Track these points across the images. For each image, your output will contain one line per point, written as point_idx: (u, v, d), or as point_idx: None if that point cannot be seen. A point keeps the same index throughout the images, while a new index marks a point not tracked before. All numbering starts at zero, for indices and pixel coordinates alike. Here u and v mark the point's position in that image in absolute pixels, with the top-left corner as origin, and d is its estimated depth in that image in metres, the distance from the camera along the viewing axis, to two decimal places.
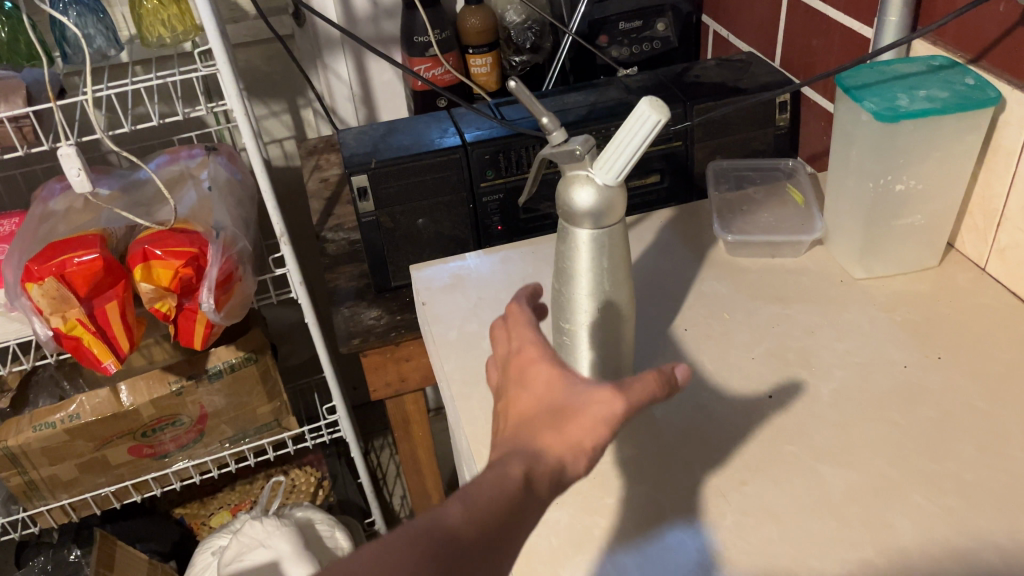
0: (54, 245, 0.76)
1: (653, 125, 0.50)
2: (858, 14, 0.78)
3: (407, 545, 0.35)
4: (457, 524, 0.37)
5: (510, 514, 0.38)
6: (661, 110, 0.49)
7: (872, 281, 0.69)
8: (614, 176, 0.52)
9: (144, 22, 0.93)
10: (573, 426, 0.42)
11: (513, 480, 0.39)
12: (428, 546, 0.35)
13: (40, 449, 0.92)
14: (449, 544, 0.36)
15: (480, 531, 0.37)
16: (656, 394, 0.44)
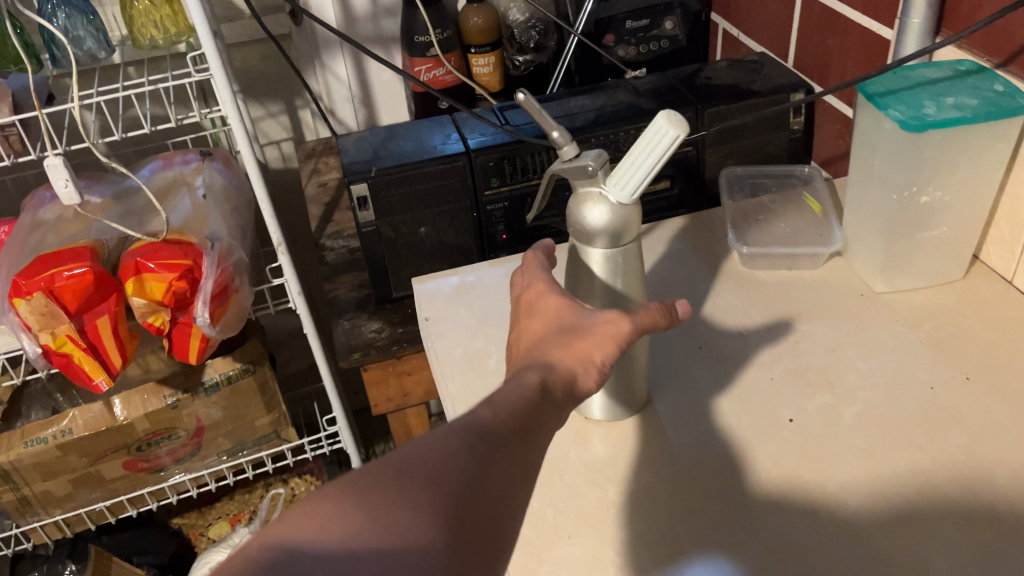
0: (42, 258, 0.73)
1: (671, 141, 0.47)
2: (877, 14, 0.75)
3: (449, 440, 0.37)
4: (488, 423, 0.39)
5: (532, 417, 0.41)
6: (679, 125, 0.47)
7: (893, 296, 0.66)
8: (628, 194, 0.50)
9: (135, 23, 0.90)
10: (584, 343, 0.47)
11: (530, 387, 0.42)
12: (465, 439, 0.37)
13: (32, 465, 0.89)
14: (484, 438, 0.38)
15: (509, 429, 0.39)
16: (659, 323, 0.49)
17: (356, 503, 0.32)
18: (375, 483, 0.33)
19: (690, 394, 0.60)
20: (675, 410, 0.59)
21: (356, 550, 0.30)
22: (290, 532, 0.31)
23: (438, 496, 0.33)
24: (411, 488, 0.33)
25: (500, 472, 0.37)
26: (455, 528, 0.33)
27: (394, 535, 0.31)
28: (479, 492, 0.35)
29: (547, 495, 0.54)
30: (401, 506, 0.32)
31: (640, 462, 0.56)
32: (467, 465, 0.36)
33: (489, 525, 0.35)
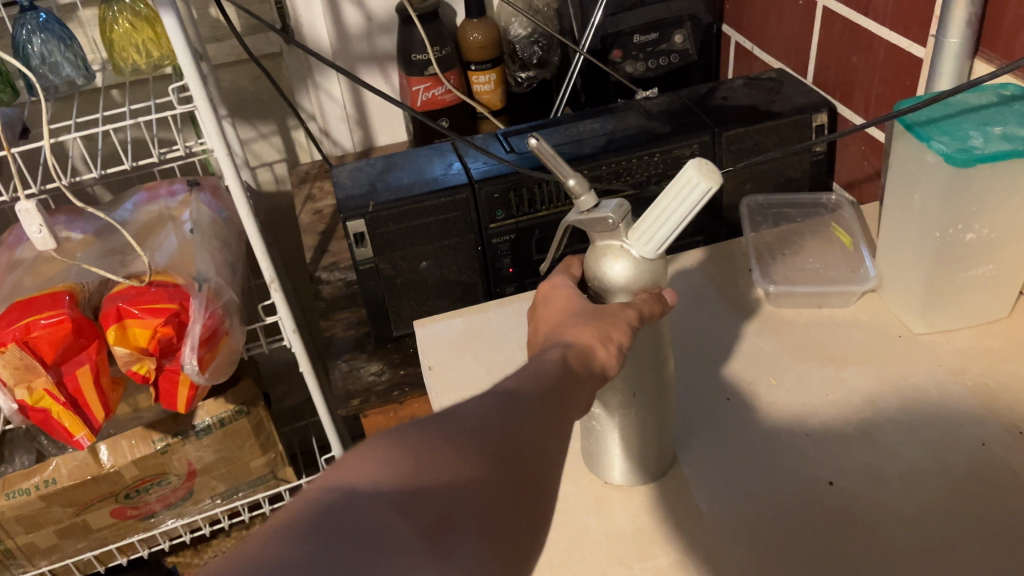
0: (16, 306, 0.68)
1: (703, 194, 0.43)
2: (907, 31, 0.70)
3: (490, 392, 0.35)
4: (527, 376, 0.37)
5: (570, 367, 0.39)
6: (712, 176, 0.42)
7: (933, 337, 0.62)
8: (654, 247, 0.45)
9: (115, 46, 0.85)
10: (600, 321, 0.43)
11: (556, 359, 0.39)
12: (505, 390, 0.36)
13: (15, 517, 0.84)
14: (527, 387, 0.36)
15: (552, 380, 0.37)
16: (658, 311, 0.45)
17: (405, 446, 0.30)
18: (422, 429, 0.32)
19: (717, 454, 0.56)
20: (703, 472, 0.55)
21: (411, 491, 0.29)
22: (341, 475, 0.29)
23: (485, 442, 0.32)
24: (457, 436, 0.32)
25: (547, 421, 0.35)
26: (506, 472, 0.31)
27: (444, 479, 0.30)
28: (527, 439, 0.33)
29: (567, 573, 0.49)
30: (449, 448, 0.31)
31: (668, 532, 0.51)
32: (511, 414, 0.34)
33: (540, 471, 0.33)
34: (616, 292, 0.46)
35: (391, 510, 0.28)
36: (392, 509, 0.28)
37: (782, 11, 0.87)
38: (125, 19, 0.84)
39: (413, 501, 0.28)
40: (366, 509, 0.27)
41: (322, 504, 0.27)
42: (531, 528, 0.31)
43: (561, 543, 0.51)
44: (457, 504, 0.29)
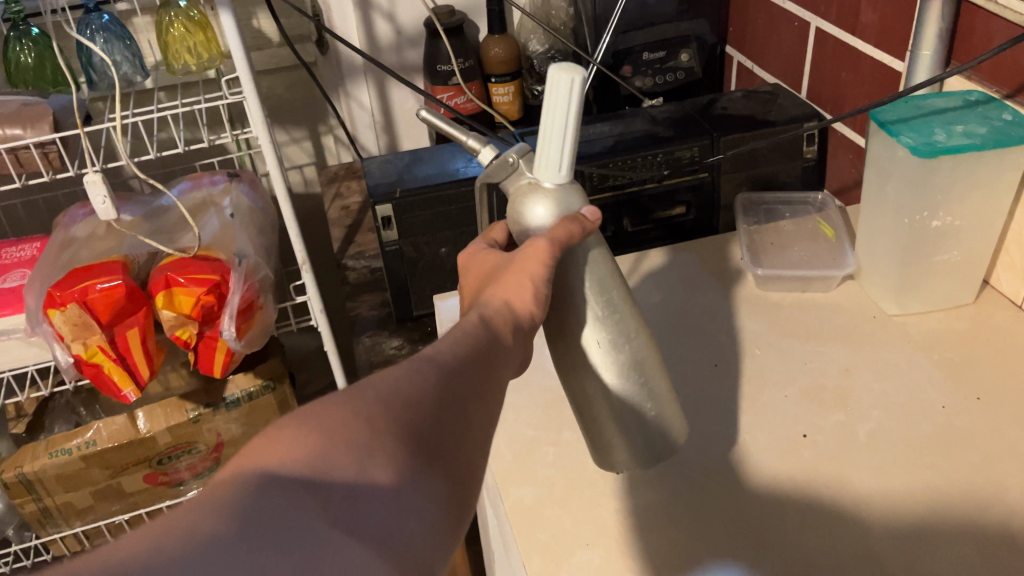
0: (75, 272, 0.76)
1: (571, 86, 0.46)
2: (890, 48, 0.77)
3: (401, 364, 0.38)
4: (441, 353, 0.40)
5: (487, 355, 0.41)
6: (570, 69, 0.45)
7: (906, 318, 0.68)
8: (552, 166, 0.48)
9: (170, 49, 0.93)
10: (513, 272, 0.46)
11: (470, 320, 0.44)
12: (417, 364, 0.38)
13: (56, 476, 0.91)
14: (439, 363, 0.39)
15: (464, 359, 0.40)
16: (573, 233, 0.47)
17: (314, 426, 0.32)
18: (329, 406, 0.33)
19: (706, 411, 0.62)
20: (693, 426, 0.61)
21: (321, 468, 0.31)
22: (254, 459, 0.31)
23: (395, 413, 0.34)
24: (366, 406, 0.34)
25: (456, 393, 0.38)
26: (416, 441, 0.34)
27: (353, 453, 0.32)
28: (437, 409, 0.36)
29: (567, 504, 0.56)
30: (358, 423, 0.33)
31: (657, 475, 0.57)
32: (422, 385, 0.36)
33: (449, 436, 0.35)
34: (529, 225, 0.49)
35: (302, 489, 0.29)
36: (302, 488, 0.30)
37: (779, 33, 0.95)
38: (180, 24, 0.92)
39: (324, 478, 0.30)
40: (279, 487, 0.29)
41: (237, 485, 0.29)
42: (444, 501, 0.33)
43: (562, 480, 0.58)
44: (369, 478, 0.31)
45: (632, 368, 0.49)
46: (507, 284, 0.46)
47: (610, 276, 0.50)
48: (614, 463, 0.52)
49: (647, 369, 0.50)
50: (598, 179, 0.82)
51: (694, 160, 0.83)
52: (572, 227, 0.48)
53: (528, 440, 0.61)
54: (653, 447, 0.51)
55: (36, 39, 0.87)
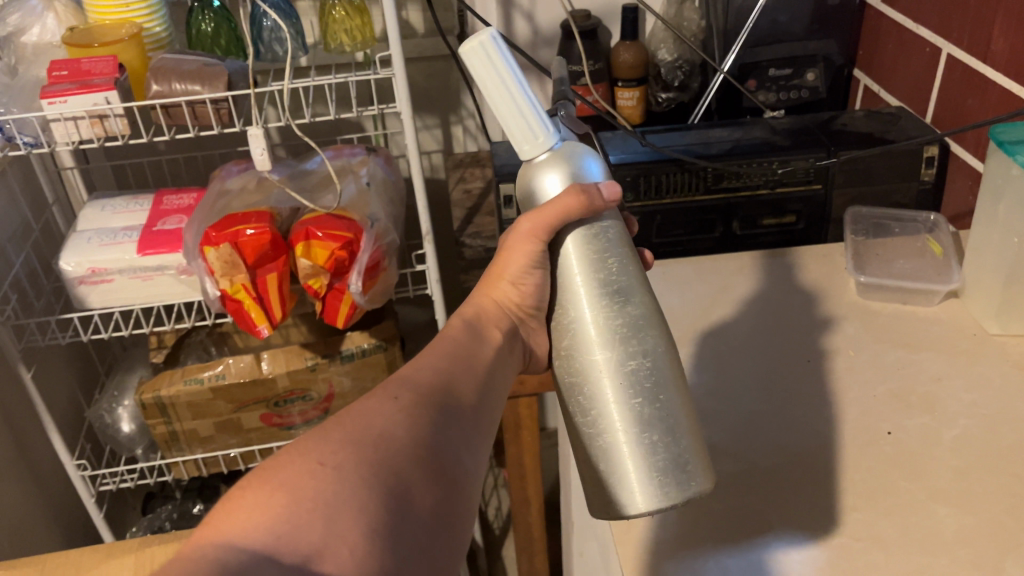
0: (230, 216, 0.85)
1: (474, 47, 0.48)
2: (1018, 76, 0.78)
3: (372, 403, 0.45)
4: (415, 397, 0.47)
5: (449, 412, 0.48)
6: (479, 44, 0.48)
7: (1006, 338, 0.69)
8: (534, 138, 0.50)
9: (330, 29, 1.01)
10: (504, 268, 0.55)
11: (457, 327, 0.57)
12: (388, 405, 0.45)
13: (186, 403, 1.01)
14: (409, 409, 0.46)
15: (430, 405, 0.47)
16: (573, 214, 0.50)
17: (282, 485, 0.39)
18: (298, 459, 0.40)
19: (793, 400, 0.65)
20: (779, 412, 0.64)
21: (288, 532, 0.36)
22: (225, 529, 0.37)
23: (363, 459, 0.41)
24: (331, 456, 0.40)
25: (424, 437, 0.44)
26: (384, 482, 0.40)
27: (322, 509, 0.38)
28: (406, 450, 0.43)
29: None
30: (324, 474, 0.39)
31: (736, 450, 0.61)
32: (392, 424, 0.44)
33: (418, 476, 0.42)
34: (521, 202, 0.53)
35: (271, 554, 0.35)
36: (266, 558, 0.35)
37: (909, 58, 0.96)
38: (342, 8, 1.00)
39: (290, 544, 0.36)
40: (250, 560, 0.35)
41: (211, 561, 0.35)
42: (415, 529, 0.40)
43: None
44: (340, 537, 0.37)
45: (620, 374, 0.50)
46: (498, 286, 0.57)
47: (632, 282, 0.51)
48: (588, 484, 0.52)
49: (640, 381, 0.50)
50: (713, 180, 0.86)
51: (809, 172, 0.86)
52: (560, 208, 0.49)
53: None
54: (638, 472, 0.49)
55: (217, 11, 0.97)
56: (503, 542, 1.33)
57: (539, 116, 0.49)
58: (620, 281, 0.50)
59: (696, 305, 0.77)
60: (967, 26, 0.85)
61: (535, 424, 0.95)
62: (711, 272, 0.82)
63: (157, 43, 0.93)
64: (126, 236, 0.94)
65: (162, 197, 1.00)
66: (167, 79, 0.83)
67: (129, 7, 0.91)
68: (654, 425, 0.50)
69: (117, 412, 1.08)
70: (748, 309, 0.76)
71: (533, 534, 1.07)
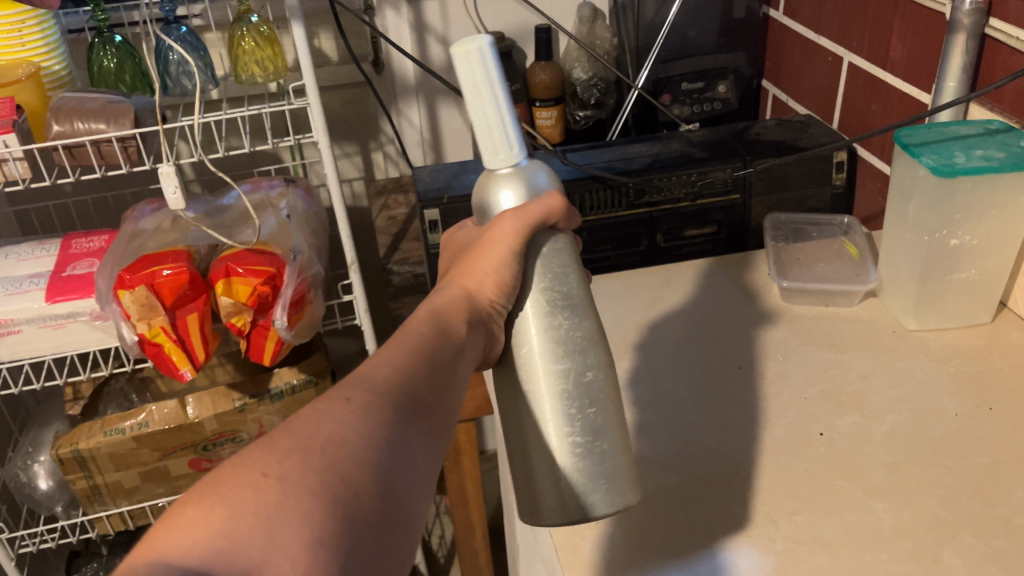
0: (145, 258, 0.82)
1: (481, 57, 0.48)
2: (918, 81, 0.81)
3: (322, 405, 0.39)
4: (371, 392, 0.40)
5: (416, 394, 0.42)
6: (473, 41, 0.48)
7: (925, 333, 0.72)
8: (511, 149, 0.50)
9: (239, 61, 0.99)
10: (480, 259, 0.50)
11: (420, 319, 0.48)
12: (340, 407, 0.39)
13: (108, 454, 0.96)
14: (366, 412, 0.39)
15: (392, 410, 0.40)
16: (554, 212, 0.50)
17: (219, 496, 0.34)
18: (240, 468, 0.35)
19: (727, 407, 0.66)
20: (715, 420, 0.65)
21: (226, 548, 0.32)
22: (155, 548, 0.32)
23: (310, 467, 0.35)
24: (278, 464, 0.35)
25: (378, 440, 0.38)
26: (334, 488, 0.34)
27: (262, 523, 0.33)
28: (359, 456, 0.36)
29: None
30: (269, 486, 0.34)
31: (677, 463, 0.61)
32: (345, 425, 0.37)
33: (373, 487, 0.35)
34: (473, 204, 0.53)
35: (206, 571, 0.31)
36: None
37: (813, 67, 1.00)
38: (251, 38, 0.98)
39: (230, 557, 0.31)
40: None
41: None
42: (371, 532, 0.34)
43: None
44: (280, 550, 0.32)
45: (574, 389, 0.49)
46: (469, 272, 0.50)
47: (578, 295, 0.50)
48: (537, 509, 0.51)
49: (592, 395, 0.50)
50: (634, 195, 0.87)
51: (727, 182, 0.87)
52: (517, 219, 0.49)
53: None
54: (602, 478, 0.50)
55: (119, 46, 0.94)
56: (448, 570, 1.31)
57: (514, 131, 0.50)
58: (572, 291, 0.50)
59: (628, 319, 0.78)
60: (866, 34, 0.88)
61: (474, 449, 0.94)
62: (640, 285, 0.83)
63: (56, 82, 0.89)
64: (33, 284, 0.89)
65: (70, 241, 0.96)
66: (69, 118, 0.80)
67: (25, 46, 0.87)
68: (612, 427, 0.50)
69: (33, 470, 1.03)
70: (678, 320, 0.77)
71: (479, 557, 1.05)
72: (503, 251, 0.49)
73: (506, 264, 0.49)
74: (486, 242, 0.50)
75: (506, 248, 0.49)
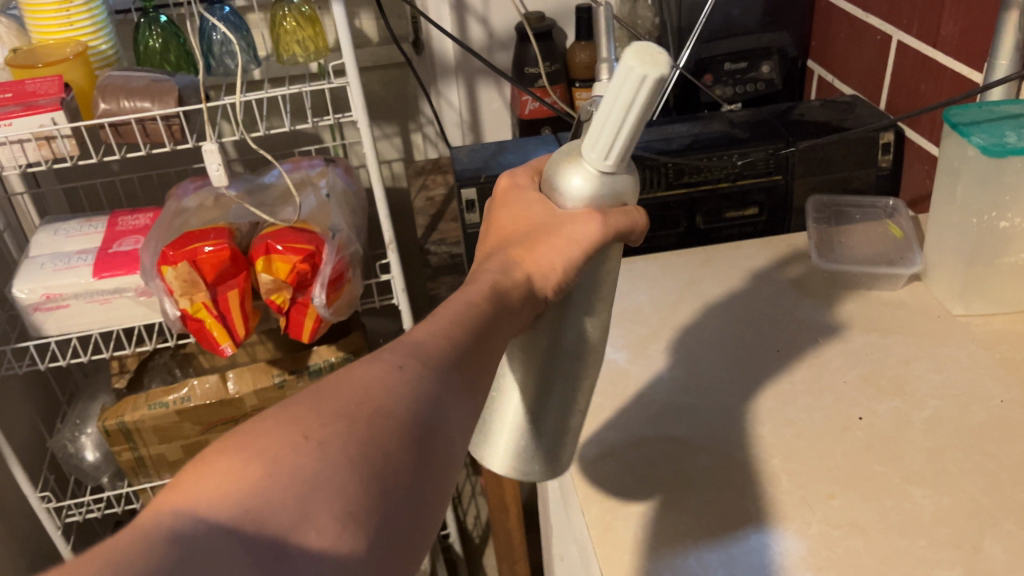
0: (188, 234, 0.83)
1: (640, 82, 0.40)
2: (970, 59, 0.79)
3: (374, 370, 0.37)
4: (423, 362, 0.38)
5: (465, 365, 0.39)
6: (652, 66, 0.39)
7: (971, 318, 0.70)
8: (613, 162, 0.44)
9: (281, 41, 1.00)
10: (549, 244, 0.45)
11: (478, 290, 0.43)
12: (391, 376, 0.37)
13: (152, 427, 0.98)
14: (415, 383, 0.37)
15: (443, 382, 0.38)
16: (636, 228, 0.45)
17: (257, 453, 0.32)
18: (281, 425, 0.34)
19: (764, 390, 0.65)
20: (752, 403, 0.64)
21: (256, 509, 0.31)
22: (187, 498, 0.31)
23: (352, 437, 0.34)
24: (319, 429, 0.34)
25: (425, 416, 0.36)
26: (371, 464, 0.33)
27: (296, 487, 0.31)
28: (404, 433, 0.35)
29: (625, 462, 0.60)
30: (307, 449, 0.33)
31: (712, 445, 0.60)
32: (393, 395, 0.36)
33: (412, 468, 0.34)
34: (548, 175, 0.46)
35: (234, 530, 0.30)
36: (231, 532, 0.30)
37: (861, 46, 0.97)
38: (293, 18, 0.98)
39: (259, 520, 0.30)
40: (204, 534, 0.30)
41: (162, 531, 0.29)
42: (401, 521, 0.33)
43: (622, 442, 0.62)
44: (311, 520, 0.31)
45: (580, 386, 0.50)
46: (534, 256, 0.45)
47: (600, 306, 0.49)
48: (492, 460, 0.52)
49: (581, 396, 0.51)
50: (674, 175, 0.86)
51: (769, 163, 0.86)
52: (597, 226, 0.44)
53: (593, 405, 0.65)
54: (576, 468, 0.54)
55: (164, 26, 0.95)
56: (483, 550, 1.32)
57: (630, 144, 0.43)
58: (605, 297, 0.49)
59: (664, 301, 0.77)
60: (916, 12, 0.86)
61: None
62: (677, 267, 0.82)
63: (104, 61, 0.91)
64: (81, 259, 0.92)
65: (117, 219, 0.98)
66: (115, 97, 0.81)
67: (73, 25, 0.89)
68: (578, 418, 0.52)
69: (80, 441, 1.06)
70: (716, 302, 0.76)
71: (512, 536, 1.06)
72: (576, 248, 0.44)
73: (576, 264, 0.45)
74: (560, 225, 0.45)
75: (577, 249, 0.44)
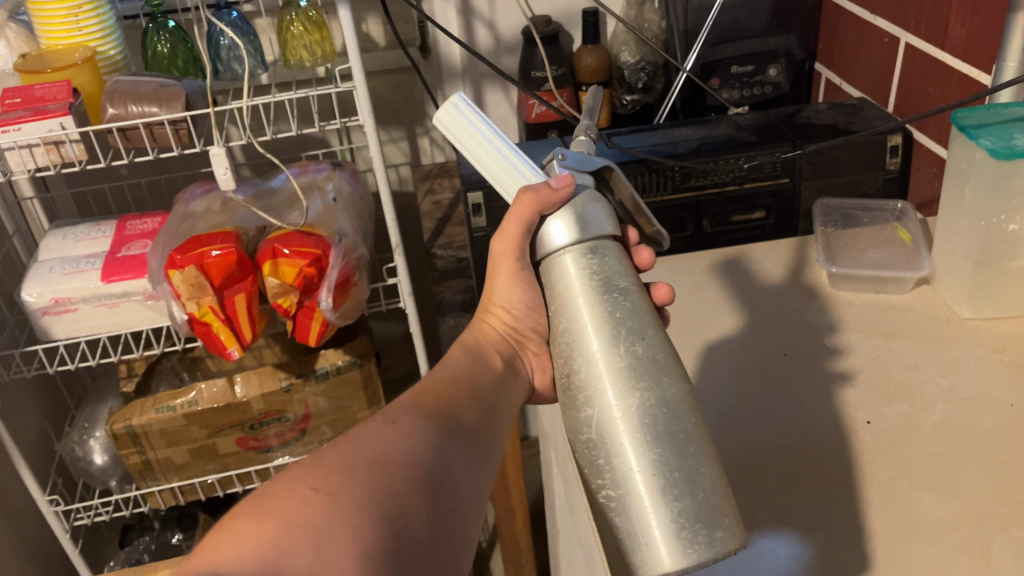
0: (195, 238, 0.84)
1: (455, 118, 0.53)
2: (978, 62, 0.79)
3: (372, 428, 0.43)
4: (415, 417, 0.46)
5: (452, 408, 0.49)
6: (449, 105, 0.54)
7: (980, 322, 0.70)
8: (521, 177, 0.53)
9: (289, 45, 1.00)
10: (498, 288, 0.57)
11: (457, 351, 0.57)
12: (388, 429, 0.44)
13: (159, 431, 0.98)
14: (412, 433, 0.44)
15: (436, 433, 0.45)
16: (553, 199, 0.50)
17: (272, 511, 0.37)
18: (292, 484, 0.39)
19: (769, 394, 0.65)
20: (757, 406, 0.64)
21: (276, 558, 0.35)
22: (212, 554, 0.36)
23: (360, 484, 0.39)
24: (326, 480, 0.39)
25: (423, 463, 0.42)
26: (381, 506, 0.38)
27: (312, 534, 0.36)
28: (407, 474, 0.41)
29: None
30: (318, 501, 0.38)
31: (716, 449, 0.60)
32: (393, 445, 0.42)
33: (420, 506, 0.40)
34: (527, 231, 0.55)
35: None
36: None
37: (869, 48, 0.97)
38: (300, 23, 0.99)
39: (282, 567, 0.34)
40: None
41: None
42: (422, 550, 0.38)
43: None
44: (330, 561, 0.35)
45: (640, 417, 0.44)
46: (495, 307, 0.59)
47: (639, 318, 0.48)
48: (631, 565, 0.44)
49: (665, 420, 0.44)
50: (680, 179, 0.86)
51: (775, 166, 0.86)
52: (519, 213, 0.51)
53: None
54: (674, 534, 0.42)
55: (172, 31, 0.95)
56: (490, 554, 1.32)
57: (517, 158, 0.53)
58: (633, 312, 0.48)
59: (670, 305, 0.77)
60: (924, 14, 0.85)
61: (516, 434, 0.94)
62: (683, 271, 0.82)
63: (112, 66, 0.91)
64: (89, 264, 0.92)
65: (125, 223, 0.98)
66: (124, 102, 0.82)
67: (82, 30, 0.89)
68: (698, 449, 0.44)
69: (88, 445, 1.06)
70: (723, 307, 0.76)
71: (519, 540, 1.06)
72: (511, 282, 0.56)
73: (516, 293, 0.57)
74: (497, 277, 0.57)
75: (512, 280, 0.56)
